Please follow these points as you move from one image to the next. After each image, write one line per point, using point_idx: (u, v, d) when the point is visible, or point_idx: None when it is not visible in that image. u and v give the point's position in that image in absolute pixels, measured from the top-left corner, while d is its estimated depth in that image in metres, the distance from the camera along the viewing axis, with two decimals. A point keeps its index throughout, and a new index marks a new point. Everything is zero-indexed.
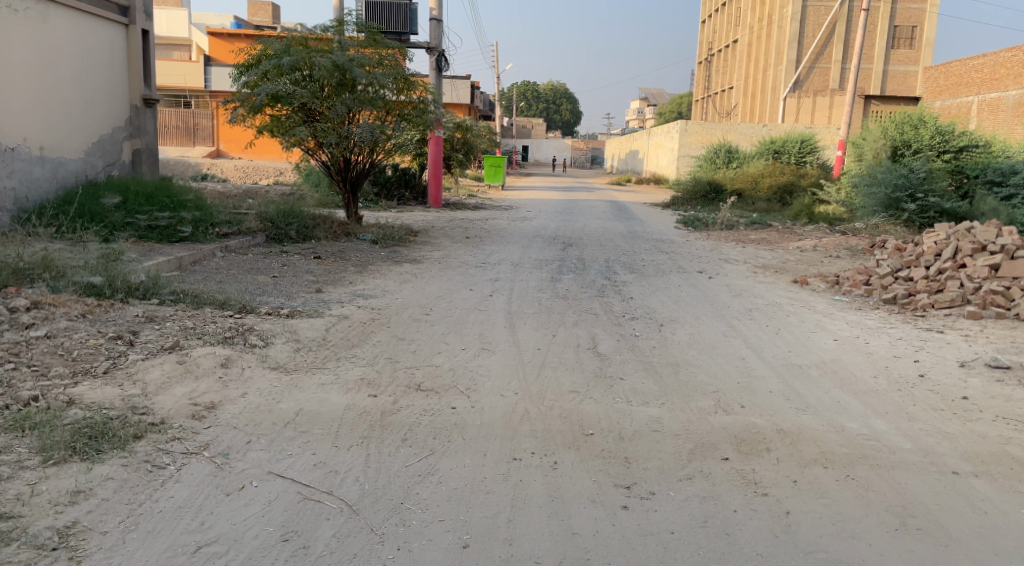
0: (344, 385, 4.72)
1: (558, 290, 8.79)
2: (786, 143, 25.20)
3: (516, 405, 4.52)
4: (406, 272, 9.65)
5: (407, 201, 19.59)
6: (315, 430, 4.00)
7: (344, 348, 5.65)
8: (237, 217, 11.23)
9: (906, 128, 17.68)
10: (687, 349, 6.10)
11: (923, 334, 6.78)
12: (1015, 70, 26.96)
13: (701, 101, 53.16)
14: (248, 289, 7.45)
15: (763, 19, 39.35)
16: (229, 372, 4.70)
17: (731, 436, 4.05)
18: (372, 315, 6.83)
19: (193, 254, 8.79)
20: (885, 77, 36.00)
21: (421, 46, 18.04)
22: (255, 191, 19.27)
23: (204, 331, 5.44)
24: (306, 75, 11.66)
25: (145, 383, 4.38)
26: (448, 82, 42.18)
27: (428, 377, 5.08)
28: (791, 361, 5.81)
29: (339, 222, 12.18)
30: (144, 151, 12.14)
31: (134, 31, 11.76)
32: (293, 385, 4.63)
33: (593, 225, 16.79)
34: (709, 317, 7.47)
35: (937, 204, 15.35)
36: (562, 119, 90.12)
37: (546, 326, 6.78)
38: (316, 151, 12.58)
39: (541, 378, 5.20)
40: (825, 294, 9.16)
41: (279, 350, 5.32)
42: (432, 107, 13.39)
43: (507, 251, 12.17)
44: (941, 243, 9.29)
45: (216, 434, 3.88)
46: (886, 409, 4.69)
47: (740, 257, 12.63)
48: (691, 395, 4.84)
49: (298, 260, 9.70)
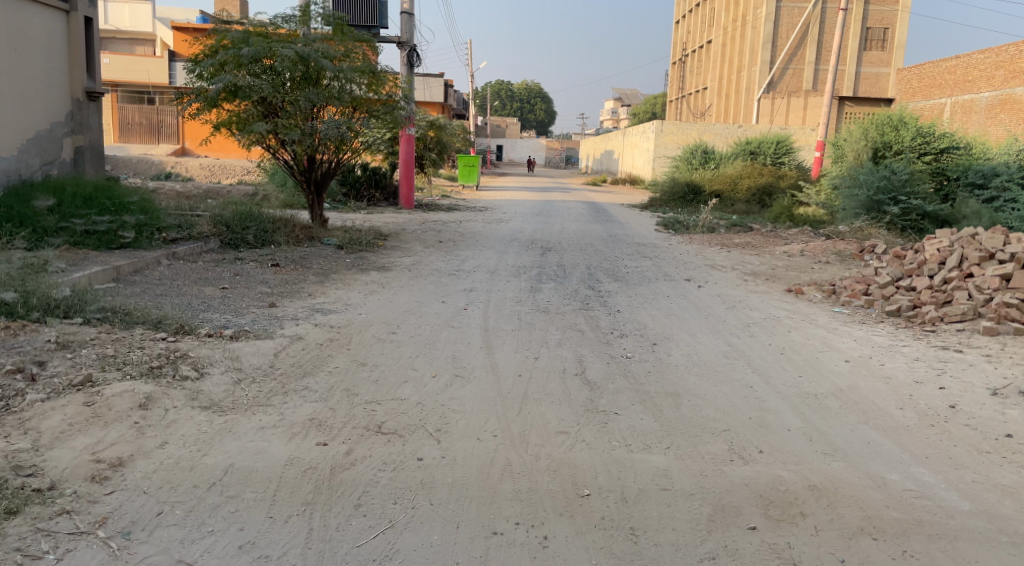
0: (288, 430, 3.94)
1: (538, 302, 8.07)
2: (762, 144, 24.78)
3: (496, 453, 3.80)
4: (373, 282, 8.87)
5: (377, 201, 18.72)
6: (245, 495, 3.22)
7: (294, 377, 4.87)
8: (187, 220, 10.35)
9: (887, 129, 17.22)
10: (686, 375, 5.40)
11: (941, 354, 6.18)
12: (988, 72, 26.84)
13: (676, 102, 52.78)
14: (191, 303, 6.64)
15: (736, 20, 39.18)
16: (148, 415, 3.88)
17: (758, 496, 3.37)
18: (331, 335, 6.04)
19: (134, 262, 7.95)
20: (858, 78, 35.90)
21: (392, 41, 17.24)
22: (216, 191, 18.28)
23: (127, 359, 4.62)
24: (268, 68, 10.83)
25: (38, 434, 3.57)
26: (421, 80, 41.43)
27: (390, 416, 4.32)
28: (805, 389, 5.14)
29: (302, 225, 11.38)
30: (88, 149, 11.21)
31: (75, 19, 10.81)
32: (227, 430, 3.85)
33: (572, 228, 16.11)
34: (705, 333, 6.80)
35: (920, 207, 14.86)
36: (537, 119, 89.42)
37: (526, 347, 6.06)
38: (279, 149, 11.68)
39: (523, 414, 4.47)
40: (823, 306, 8.56)
41: (215, 384, 4.51)
42: (403, 104, 12.60)
43: (483, 256, 11.45)
44: (944, 250, 8.76)
45: (118, 503, 3.09)
46: (926, 452, 4.05)
47: (727, 262, 12.01)
48: (699, 437, 4.16)
49: (254, 268, 8.89)
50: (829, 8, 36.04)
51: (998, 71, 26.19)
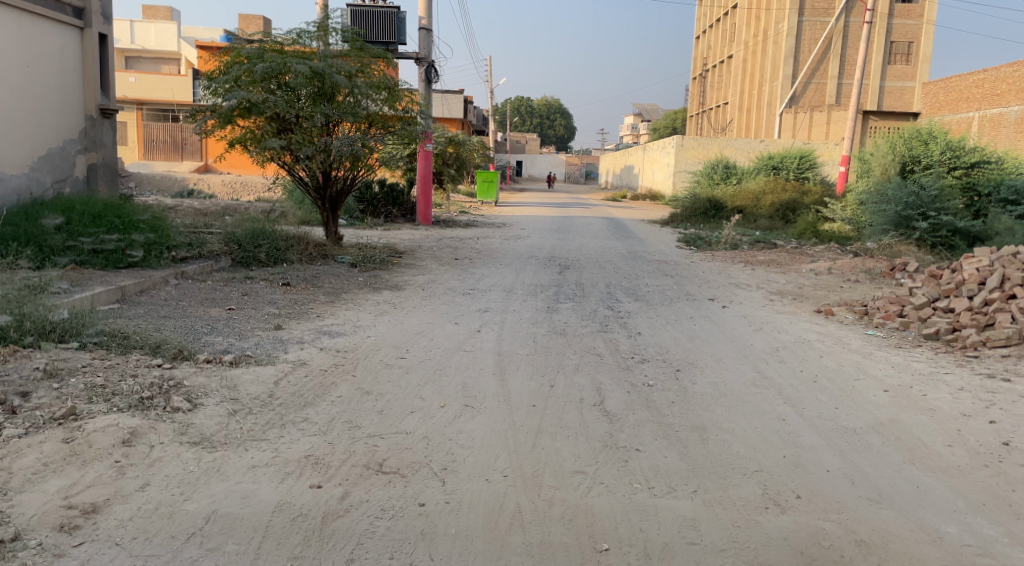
0: (281, 469, 3.66)
1: (555, 324, 7.73)
2: (784, 159, 24.33)
3: (505, 496, 3.51)
4: (384, 301, 8.61)
5: (395, 218, 18.52)
6: (227, 547, 3.02)
7: (293, 408, 4.58)
8: (198, 237, 10.16)
9: (915, 144, 16.72)
10: (713, 407, 5.02)
11: (988, 384, 5.75)
12: (1017, 85, 26.20)
13: (696, 117, 52.40)
14: (193, 326, 6.39)
15: (757, 35, 38.81)
16: (131, 452, 3.64)
17: (798, 555, 3.11)
18: (336, 360, 5.75)
19: (140, 281, 7.76)
20: (882, 92, 35.34)
21: (410, 58, 17.11)
22: (234, 208, 18.21)
23: (118, 389, 4.35)
24: (283, 84, 10.67)
25: (9, 475, 3.36)
26: (441, 97, 41.54)
27: (392, 452, 4.02)
28: (842, 423, 4.75)
29: (315, 243, 11.22)
30: (101, 167, 11.09)
31: (90, 35, 10.71)
32: (215, 470, 3.60)
33: (590, 244, 15.77)
34: (731, 358, 6.42)
35: (951, 223, 14.29)
36: (557, 134, 89.53)
37: (542, 373, 5.71)
38: (293, 166, 11.47)
39: (536, 451, 4.14)
40: (855, 328, 8.14)
41: (207, 416, 4.23)
42: (419, 120, 12.40)
43: (499, 274, 11.16)
44: (983, 270, 8.34)
45: (86, 557, 2.91)
46: (982, 498, 3.69)
47: (751, 281, 11.63)
48: (730, 479, 3.81)
49: (263, 287, 8.69)
50: (853, 21, 35.55)
51: None
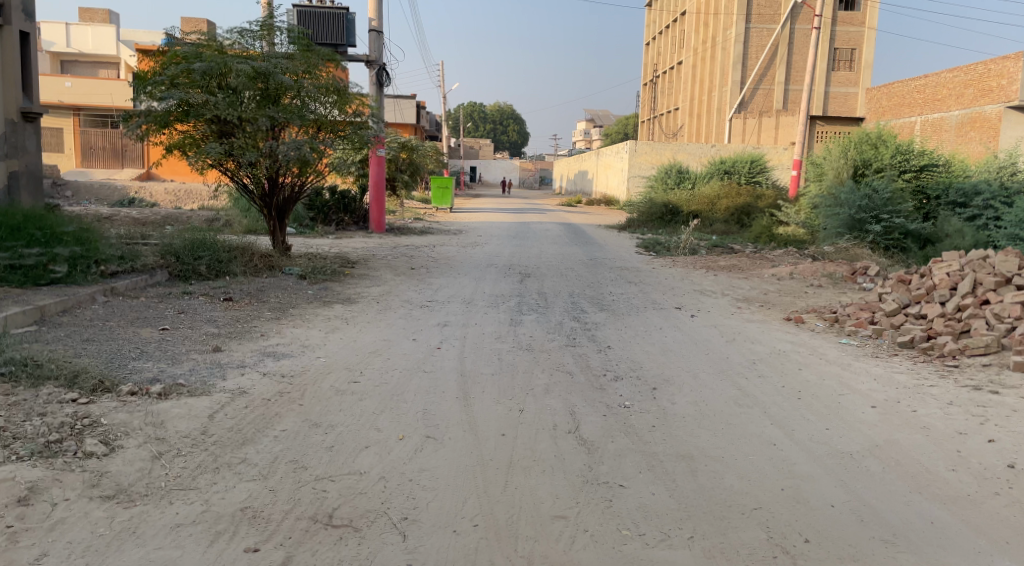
0: (211, 527, 3.14)
1: (520, 338, 7.26)
2: (736, 163, 24.34)
3: (478, 558, 3.08)
4: (335, 316, 8.04)
5: (346, 225, 17.84)
6: None
7: (229, 447, 4.01)
8: (131, 249, 9.42)
9: (866, 148, 16.47)
10: (697, 431, 4.61)
11: (977, 397, 5.49)
12: (957, 90, 26.73)
13: (648, 123, 52.65)
14: (120, 350, 5.75)
15: (706, 42, 39.09)
16: (27, 514, 3.08)
17: None
18: (281, 386, 5.18)
19: (63, 300, 7.06)
20: (827, 98, 35.91)
21: (360, 60, 16.52)
22: (176, 217, 17.33)
23: (19, 431, 3.74)
24: (224, 85, 10.03)
25: None
26: (392, 102, 41.08)
27: (345, 499, 3.50)
28: (836, 447, 4.39)
29: (261, 253, 10.48)
30: (23, 174, 10.28)
31: (9, 33, 9.86)
32: (130, 531, 3.05)
33: (550, 251, 15.37)
34: (709, 373, 6.04)
35: (903, 225, 14.30)
36: (510, 140, 89.35)
37: (509, 396, 5.23)
38: (236, 173, 10.75)
39: (509, 492, 3.67)
40: (828, 337, 7.87)
41: (127, 462, 3.64)
42: (371, 125, 11.83)
43: (458, 285, 10.66)
44: (955, 275, 8.15)
45: None
46: (1002, 535, 3.41)
47: (716, 287, 11.36)
48: (728, 521, 3.46)
49: (202, 303, 8.05)
50: (799, 28, 36.02)
51: (967, 89, 26.10)
